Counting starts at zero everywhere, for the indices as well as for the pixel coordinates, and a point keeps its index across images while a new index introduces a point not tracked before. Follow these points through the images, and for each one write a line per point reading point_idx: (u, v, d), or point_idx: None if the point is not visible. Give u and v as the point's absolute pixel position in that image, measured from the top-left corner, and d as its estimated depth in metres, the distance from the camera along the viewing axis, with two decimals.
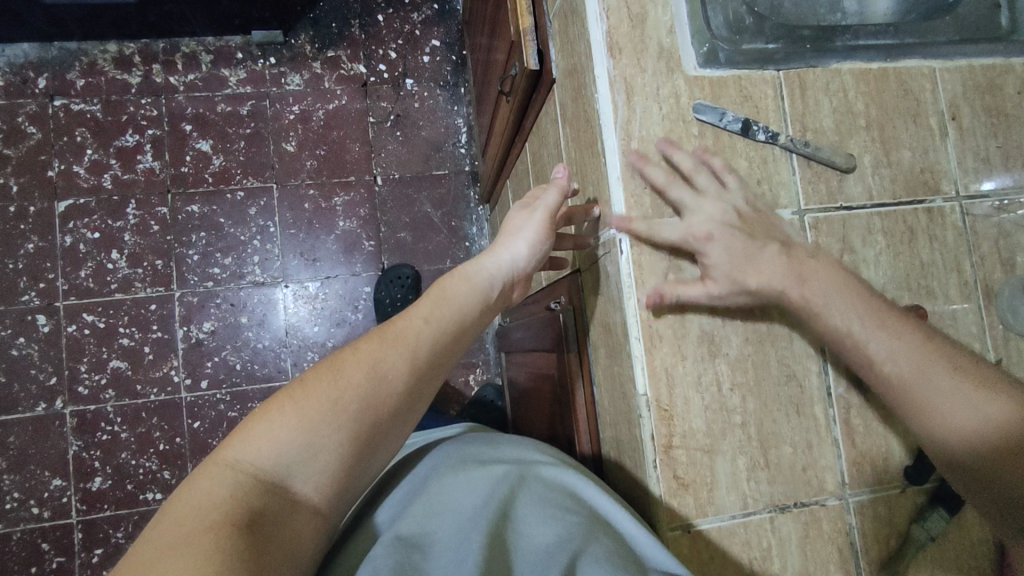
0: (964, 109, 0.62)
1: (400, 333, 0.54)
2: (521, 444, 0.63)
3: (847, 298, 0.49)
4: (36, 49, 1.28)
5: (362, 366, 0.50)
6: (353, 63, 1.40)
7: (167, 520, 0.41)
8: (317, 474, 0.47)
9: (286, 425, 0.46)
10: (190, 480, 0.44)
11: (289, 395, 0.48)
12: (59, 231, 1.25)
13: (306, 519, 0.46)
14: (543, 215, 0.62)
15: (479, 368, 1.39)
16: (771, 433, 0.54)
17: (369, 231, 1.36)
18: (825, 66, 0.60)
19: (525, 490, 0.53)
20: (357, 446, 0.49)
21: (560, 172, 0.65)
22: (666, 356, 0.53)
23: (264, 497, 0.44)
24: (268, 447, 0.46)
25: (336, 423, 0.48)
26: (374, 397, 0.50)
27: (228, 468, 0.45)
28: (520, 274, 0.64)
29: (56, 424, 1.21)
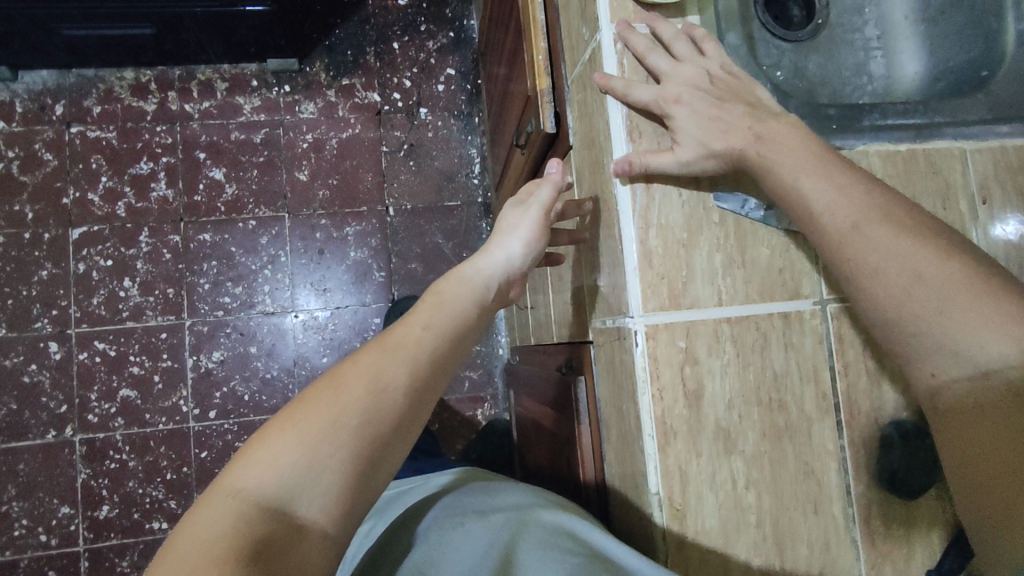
0: (995, 191, 0.59)
1: (399, 344, 0.54)
2: (529, 491, 0.63)
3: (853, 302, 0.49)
4: (55, 75, 1.29)
5: (361, 378, 0.50)
6: (367, 91, 1.39)
7: (172, 558, 0.40)
8: (321, 496, 0.46)
9: (289, 447, 0.46)
10: (195, 513, 0.44)
11: (290, 417, 0.48)
12: (72, 258, 1.26)
13: (315, 545, 0.45)
14: (537, 211, 0.64)
15: (488, 403, 1.37)
16: (787, 532, 0.53)
17: (380, 261, 1.35)
18: (852, 147, 0.58)
19: (528, 534, 0.53)
20: (362, 460, 0.48)
21: (554, 166, 0.66)
22: (680, 452, 0.52)
23: (269, 524, 0.44)
24: (271, 471, 0.45)
25: (339, 440, 0.47)
26: (376, 410, 0.49)
27: (232, 497, 0.44)
28: (517, 274, 0.64)
29: (65, 451, 1.22)
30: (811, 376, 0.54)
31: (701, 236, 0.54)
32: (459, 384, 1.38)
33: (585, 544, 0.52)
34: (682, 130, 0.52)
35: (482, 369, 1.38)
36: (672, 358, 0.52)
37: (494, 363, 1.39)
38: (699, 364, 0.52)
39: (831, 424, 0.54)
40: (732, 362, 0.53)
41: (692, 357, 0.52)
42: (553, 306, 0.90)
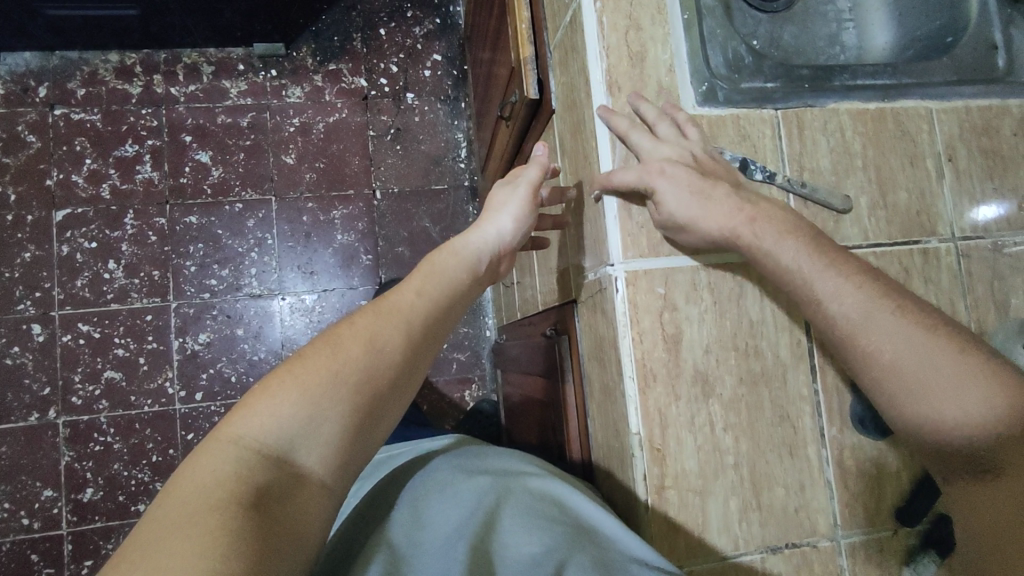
0: (961, 150, 0.62)
1: (394, 307, 0.55)
2: (514, 456, 0.64)
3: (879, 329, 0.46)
4: (37, 57, 1.28)
5: (359, 340, 0.51)
6: (354, 77, 1.40)
7: (172, 499, 0.40)
8: (320, 447, 0.47)
9: (288, 399, 0.46)
10: (193, 459, 0.44)
11: (288, 371, 0.48)
12: (56, 241, 1.25)
13: (313, 495, 0.46)
14: (526, 190, 0.65)
15: (475, 384, 1.39)
16: (764, 474, 0.54)
17: (368, 244, 1.36)
18: (824, 105, 0.60)
19: (513, 500, 0.54)
20: (360, 416, 0.49)
21: (539, 150, 0.68)
22: (660, 396, 0.53)
23: (269, 473, 0.44)
24: (270, 421, 0.45)
25: (337, 395, 0.48)
26: (374, 369, 0.51)
27: (232, 444, 0.44)
28: (507, 249, 0.66)
29: (49, 434, 1.21)
30: (787, 324, 0.56)
31: None
32: (447, 366, 1.38)
33: (571, 512, 0.53)
34: (669, 201, 0.51)
35: (469, 351, 1.39)
36: (650, 305, 0.54)
37: (481, 345, 1.40)
38: (677, 311, 0.54)
39: (806, 370, 0.56)
40: (709, 310, 0.55)
41: (671, 305, 0.54)
42: (538, 277, 0.91)
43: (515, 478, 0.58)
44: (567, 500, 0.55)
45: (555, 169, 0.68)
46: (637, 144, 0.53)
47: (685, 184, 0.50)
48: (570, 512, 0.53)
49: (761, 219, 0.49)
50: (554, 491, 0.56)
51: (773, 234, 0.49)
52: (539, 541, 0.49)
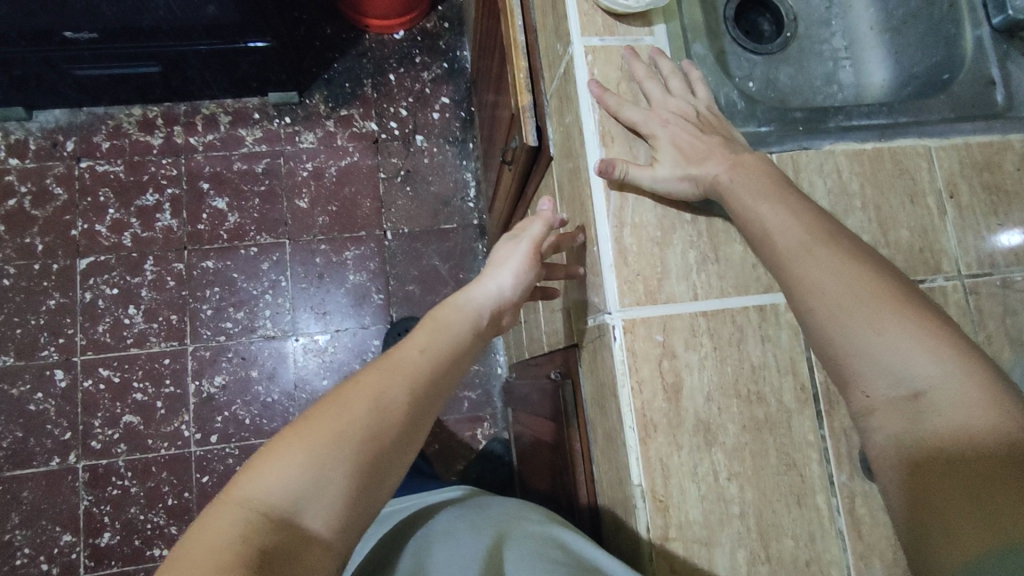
0: (962, 186, 0.61)
1: (398, 365, 0.55)
2: (520, 505, 0.63)
3: (833, 278, 0.44)
4: (66, 114, 1.35)
5: (363, 398, 0.51)
6: (365, 121, 1.44)
7: (182, 561, 0.40)
8: (326, 507, 0.47)
9: (295, 460, 0.47)
10: (202, 521, 0.44)
11: (295, 432, 0.49)
12: (79, 288, 1.29)
13: (319, 557, 0.46)
14: (526, 245, 0.66)
15: (487, 422, 1.38)
16: (772, 524, 0.53)
17: (379, 284, 1.37)
18: (819, 147, 0.60)
19: (516, 543, 0.53)
20: (365, 476, 0.49)
21: (544, 204, 0.68)
22: (661, 445, 0.52)
23: (276, 534, 0.44)
24: (277, 483, 0.46)
25: (342, 455, 0.48)
26: (379, 427, 0.51)
27: (240, 506, 0.45)
28: (509, 303, 0.66)
29: (68, 479, 1.23)
30: (789, 368, 0.55)
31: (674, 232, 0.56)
32: (458, 405, 1.38)
33: (574, 554, 0.52)
34: (664, 149, 0.54)
35: (481, 389, 1.39)
36: (649, 353, 0.53)
37: (493, 382, 1.39)
38: (677, 359, 0.54)
39: (811, 415, 0.55)
40: (709, 356, 0.54)
41: (670, 352, 0.54)
42: (544, 318, 0.92)
43: (519, 525, 0.57)
44: (571, 546, 0.53)
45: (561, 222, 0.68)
46: (650, 93, 0.56)
47: (680, 137, 0.54)
48: (575, 556, 0.52)
49: (741, 168, 0.51)
50: (558, 536, 0.55)
51: (747, 179, 0.50)
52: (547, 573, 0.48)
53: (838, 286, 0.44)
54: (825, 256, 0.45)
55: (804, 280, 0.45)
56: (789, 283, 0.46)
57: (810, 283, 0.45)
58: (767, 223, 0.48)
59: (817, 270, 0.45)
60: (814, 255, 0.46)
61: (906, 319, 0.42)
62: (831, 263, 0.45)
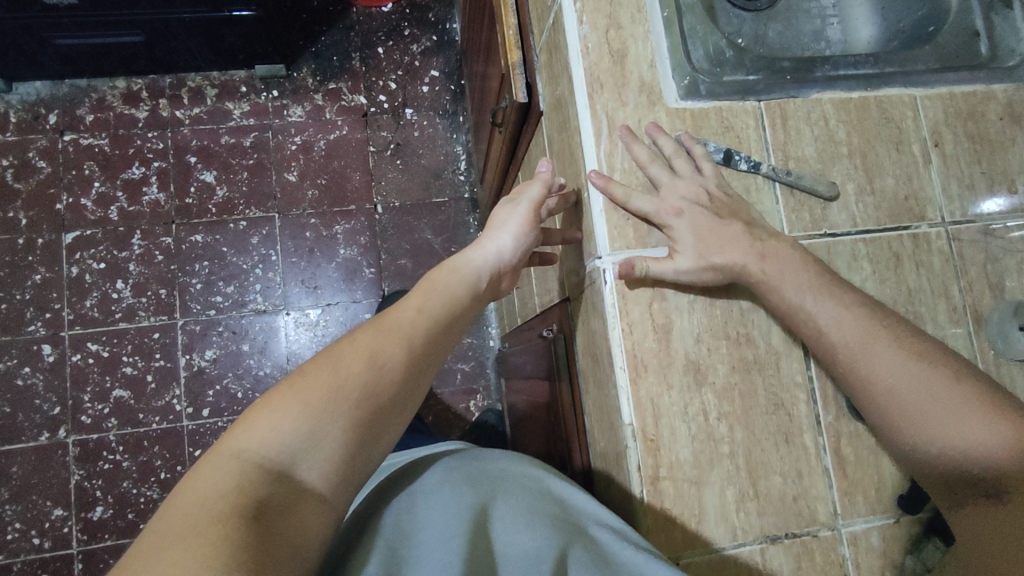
0: (947, 135, 0.62)
1: (394, 324, 0.55)
2: (510, 454, 0.61)
3: (892, 372, 0.48)
4: (48, 86, 1.33)
5: (359, 356, 0.51)
6: (354, 94, 1.43)
7: (176, 509, 0.40)
8: (321, 461, 0.46)
9: (290, 413, 0.46)
10: (196, 471, 0.44)
11: (290, 386, 0.49)
12: (66, 262, 1.28)
13: (313, 509, 0.45)
14: (526, 209, 0.63)
15: (480, 394, 1.38)
16: (760, 463, 0.54)
17: (370, 258, 1.37)
18: (807, 96, 0.61)
19: (513, 497, 0.52)
20: (360, 432, 0.48)
21: (543, 166, 0.65)
22: (651, 385, 0.53)
23: (270, 485, 0.44)
24: (272, 435, 0.45)
25: (337, 410, 0.48)
26: (374, 383, 0.50)
27: (234, 457, 0.44)
28: (507, 267, 0.65)
29: (59, 453, 1.22)
30: None
31: None
32: (451, 377, 1.39)
33: (568, 509, 0.53)
34: (682, 240, 0.53)
35: (474, 361, 1.39)
36: (639, 296, 0.54)
37: (485, 355, 1.40)
38: (666, 301, 0.54)
39: (799, 357, 0.56)
40: (698, 299, 0.55)
41: (660, 294, 0.54)
42: (536, 281, 0.92)
43: (513, 477, 0.56)
44: (569, 501, 0.54)
45: (559, 184, 0.66)
46: (656, 176, 0.54)
47: (698, 223, 0.53)
48: (572, 512, 0.53)
49: (769, 255, 0.52)
50: (555, 490, 0.55)
51: (782, 267, 0.51)
52: (539, 537, 0.48)
53: (895, 376, 0.48)
54: (892, 357, 0.48)
55: (875, 383, 0.48)
56: (860, 386, 0.49)
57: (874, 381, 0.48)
58: (816, 320, 0.50)
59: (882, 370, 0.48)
60: (881, 358, 0.48)
61: (976, 415, 0.45)
62: (890, 355, 0.48)
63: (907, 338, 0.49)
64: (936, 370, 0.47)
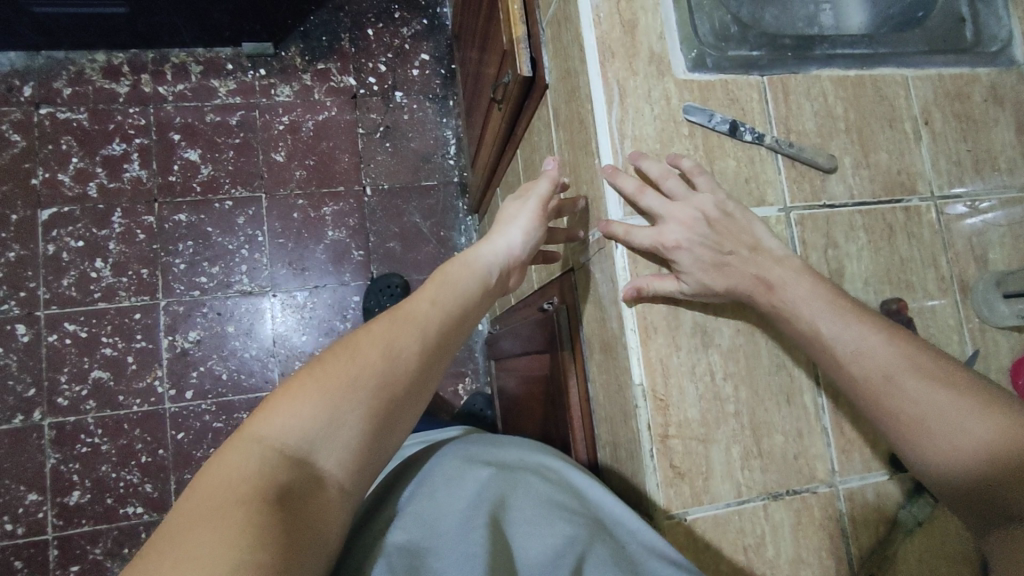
0: (936, 114, 0.65)
1: (410, 315, 0.53)
2: (528, 445, 0.59)
3: (920, 403, 0.46)
4: (22, 57, 1.28)
5: (377, 346, 0.49)
6: (343, 76, 1.41)
7: (198, 495, 0.38)
8: (341, 449, 0.44)
9: (309, 400, 0.44)
10: (216, 456, 0.42)
11: (309, 374, 0.46)
12: (42, 240, 1.24)
13: (333, 498, 0.43)
14: (535, 204, 0.64)
15: (468, 378, 1.39)
16: (763, 422, 0.56)
17: (358, 240, 1.36)
18: (807, 72, 0.63)
19: (532, 492, 0.50)
20: (379, 421, 0.46)
21: (549, 164, 0.67)
22: (660, 346, 0.55)
23: (292, 471, 0.41)
24: (293, 422, 0.43)
25: (357, 398, 0.45)
26: (392, 373, 0.48)
27: (254, 443, 0.42)
28: (515, 262, 0.64)
29: (34, 436, 1.18)
30: None
31: (672, 149, 0.58)
32: None
33: (590, 504, 0.51)
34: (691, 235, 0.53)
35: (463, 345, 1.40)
36: (648, 260, 0.56)
37: (473, 339, 1.40)
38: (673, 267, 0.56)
39: None
40: None
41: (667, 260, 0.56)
42: None
43: (531, 470, 0.54)
44: (589, 494, 0.52)
45: (563, 184, 0.67)
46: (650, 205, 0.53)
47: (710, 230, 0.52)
48: (592, 505, 0.51)
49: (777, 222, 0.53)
50: (572, 480, 0.53)
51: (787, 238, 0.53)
52: (558, 533, 0.46)
53: (917, 403, 0.46)
54: (917, 387, 0.46)
55: (899, 413, 0.47)
56: (885, 418, 0.47)
57: (899, 406, 0.47)
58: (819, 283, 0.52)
59: (907, 399, 0.46)
60: (902, 387, 0.47)
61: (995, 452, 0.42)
62: (914, 385, 0.46)
63: (931, 364, 0.47)
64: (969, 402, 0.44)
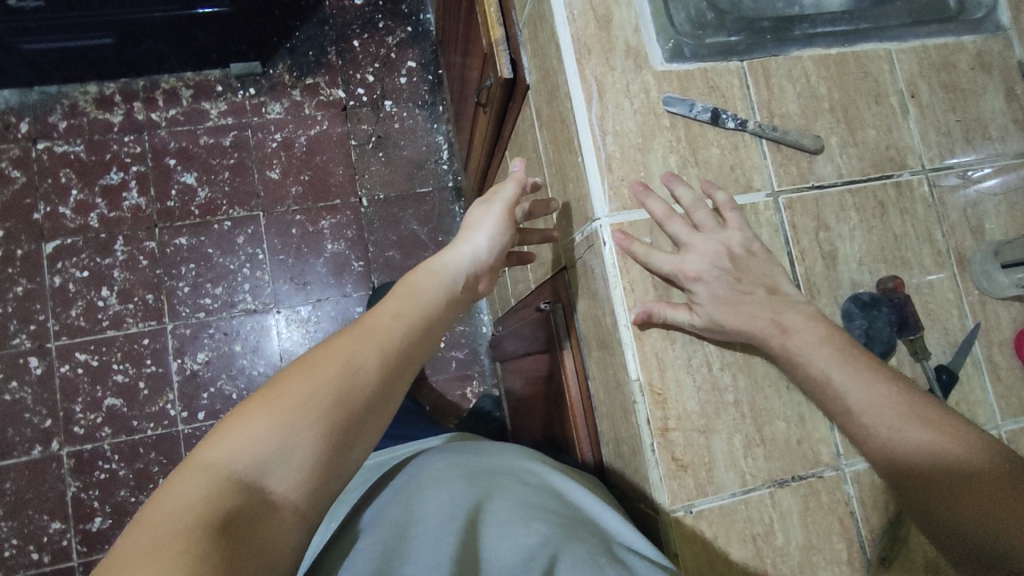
0: (922, 86, 0.64)
1: (370, 331, 0.53)
2: (510, 453, 0.59)
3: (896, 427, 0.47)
4: (17, 94, 1.30)
5: (334, 363, 0.49)
6: (332, 88, 1.42)
7: (144, 526, 0.37)
8: (294, 471, 0.44)
9: (261, 425, 0.44)
10: (165, 487, 0.41)
11: (263, 398, 0.46)
12: (48, 272, 1.26)
13: (287, 520, 0.43)
14: (501, 207, 0.65)
15: (476, 381, 1.39)
16: (764, 409, 0.55)
17: (358, 251, 1.37)
18: (788, 54, 0.62)
19: (510, 497, 0.50)
20: (337, 440, 0.46)
21: (517, 165, 0.67)
22: (655, 341, 0.54)
23: (241, 497, 0.41)
24: (244, 446, 0.43)
25: (311, 418, 0.45)
26: (350, 390, 0.48)
27: (204, 470, 0.42)
28: (483, 267, 0.65)
29: (52, 466, 1.20)
30: None
31: (655, 142, 0.58)
32: (446, 365, 1.39)
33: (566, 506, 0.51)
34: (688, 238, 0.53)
35: (468, 348, 1.40)
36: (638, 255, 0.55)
37: (479, 342, 1.41)
38: None
39: None
40: None
41: None
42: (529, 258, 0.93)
43: (511, 478, 0.54)
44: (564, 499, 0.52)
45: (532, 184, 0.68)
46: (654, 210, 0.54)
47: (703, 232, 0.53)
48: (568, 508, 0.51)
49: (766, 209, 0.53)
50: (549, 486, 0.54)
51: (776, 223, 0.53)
52: (533, 532, 0.46)
53: (889, 425, 0.48)
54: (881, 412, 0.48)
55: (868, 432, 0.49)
56: (882, 459, 0.48)
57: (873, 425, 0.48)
58: None
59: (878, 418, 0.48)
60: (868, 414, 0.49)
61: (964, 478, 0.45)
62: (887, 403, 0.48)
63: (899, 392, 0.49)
64: (937, 430, 0.47)
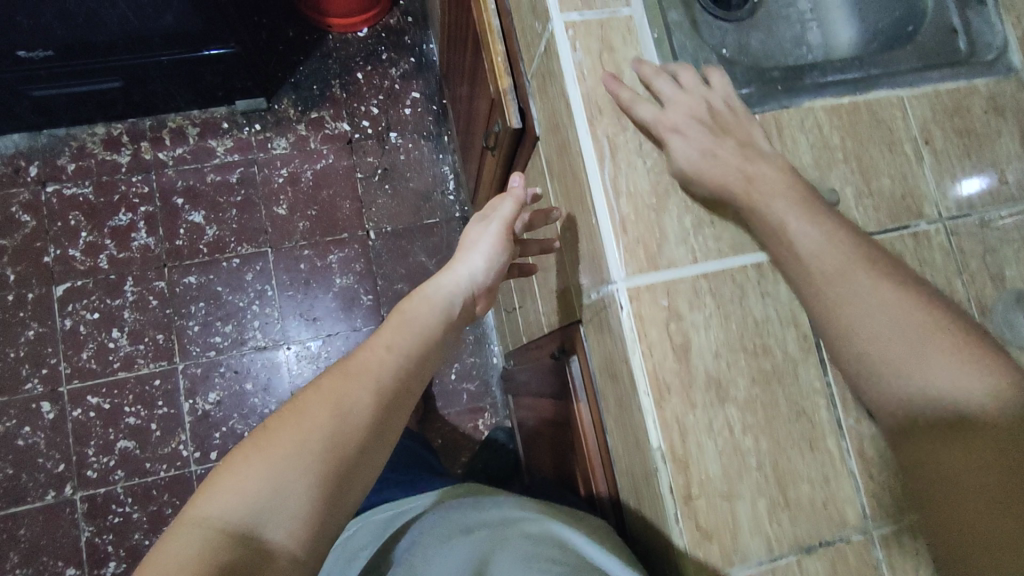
0: (936, 132, 0.64)
1: (362, 368, 0.52)
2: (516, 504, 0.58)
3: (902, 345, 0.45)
4: (26, 138, 1.31)
5: (326, 404, 0.48)
6: (337, 122, 1.42)
7: None
8: (290, 518, 0.43)
9: (253, 474, 0.43)
10: (159, 545, 0.41)
11: (255, 444, 0.46)
12: (59, 315, 1.26)
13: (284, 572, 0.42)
14: (498, 225, 0.66)
15: (487, 413, 1.38)
16: (788, 471, 0.55)
17: (366, 285, 1.36)
18: (799, 105, 0.62)
19: (511, 547, 0.49)
20: (331, 483, 0.45)
21: (516, 181, 0.68)
22: (676, 406, 0.54)
23: (235, 550, 0.40)
24: (237, 497, 0.42)
25: (304, 463, 0.45)
26: (342, 431, 0.47)
27: (198, 525, 0.41)
28: (480, 287, 0.66)
29: (66, 511, 1.20)
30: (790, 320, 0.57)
31: (669, 200, 0.57)
32: (457, 398, 1.38)
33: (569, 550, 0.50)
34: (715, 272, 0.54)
35: (479, 380, 1.39)
36: (656, 317, 0.54)
37: (489, 373, 1.40)
38: (682, 321, 0.55)
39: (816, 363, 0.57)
40: (713, 315, 0.56)
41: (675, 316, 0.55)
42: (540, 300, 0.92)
43: (513, 527, 0.53)
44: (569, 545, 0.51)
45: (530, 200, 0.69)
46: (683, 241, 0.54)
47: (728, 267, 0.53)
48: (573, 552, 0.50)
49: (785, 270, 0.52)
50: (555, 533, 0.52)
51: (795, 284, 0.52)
52: None
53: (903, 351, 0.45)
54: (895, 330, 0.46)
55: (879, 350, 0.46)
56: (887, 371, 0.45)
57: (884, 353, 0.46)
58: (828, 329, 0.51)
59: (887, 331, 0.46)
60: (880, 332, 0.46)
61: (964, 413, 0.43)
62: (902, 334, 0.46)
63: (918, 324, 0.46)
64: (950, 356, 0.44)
